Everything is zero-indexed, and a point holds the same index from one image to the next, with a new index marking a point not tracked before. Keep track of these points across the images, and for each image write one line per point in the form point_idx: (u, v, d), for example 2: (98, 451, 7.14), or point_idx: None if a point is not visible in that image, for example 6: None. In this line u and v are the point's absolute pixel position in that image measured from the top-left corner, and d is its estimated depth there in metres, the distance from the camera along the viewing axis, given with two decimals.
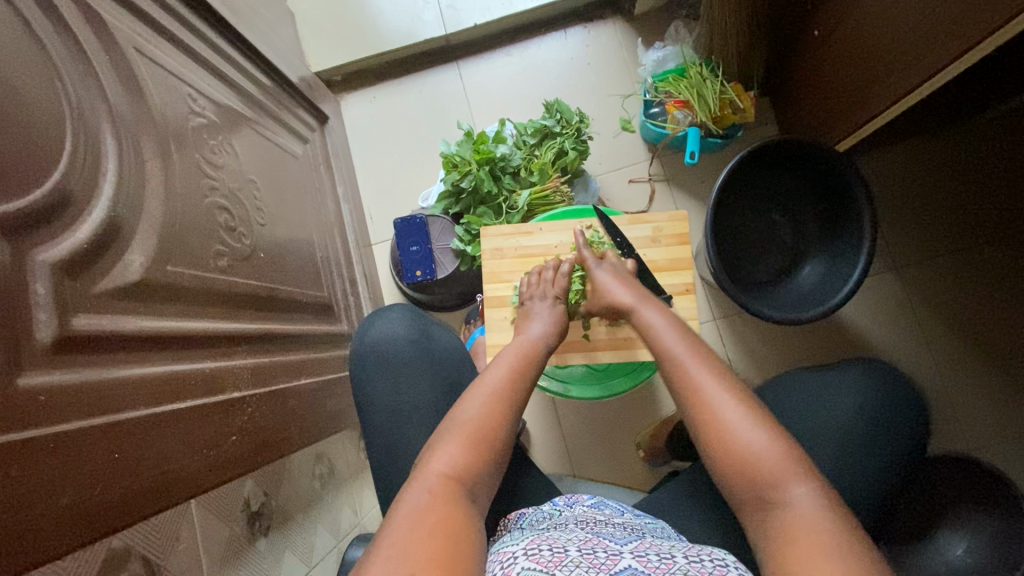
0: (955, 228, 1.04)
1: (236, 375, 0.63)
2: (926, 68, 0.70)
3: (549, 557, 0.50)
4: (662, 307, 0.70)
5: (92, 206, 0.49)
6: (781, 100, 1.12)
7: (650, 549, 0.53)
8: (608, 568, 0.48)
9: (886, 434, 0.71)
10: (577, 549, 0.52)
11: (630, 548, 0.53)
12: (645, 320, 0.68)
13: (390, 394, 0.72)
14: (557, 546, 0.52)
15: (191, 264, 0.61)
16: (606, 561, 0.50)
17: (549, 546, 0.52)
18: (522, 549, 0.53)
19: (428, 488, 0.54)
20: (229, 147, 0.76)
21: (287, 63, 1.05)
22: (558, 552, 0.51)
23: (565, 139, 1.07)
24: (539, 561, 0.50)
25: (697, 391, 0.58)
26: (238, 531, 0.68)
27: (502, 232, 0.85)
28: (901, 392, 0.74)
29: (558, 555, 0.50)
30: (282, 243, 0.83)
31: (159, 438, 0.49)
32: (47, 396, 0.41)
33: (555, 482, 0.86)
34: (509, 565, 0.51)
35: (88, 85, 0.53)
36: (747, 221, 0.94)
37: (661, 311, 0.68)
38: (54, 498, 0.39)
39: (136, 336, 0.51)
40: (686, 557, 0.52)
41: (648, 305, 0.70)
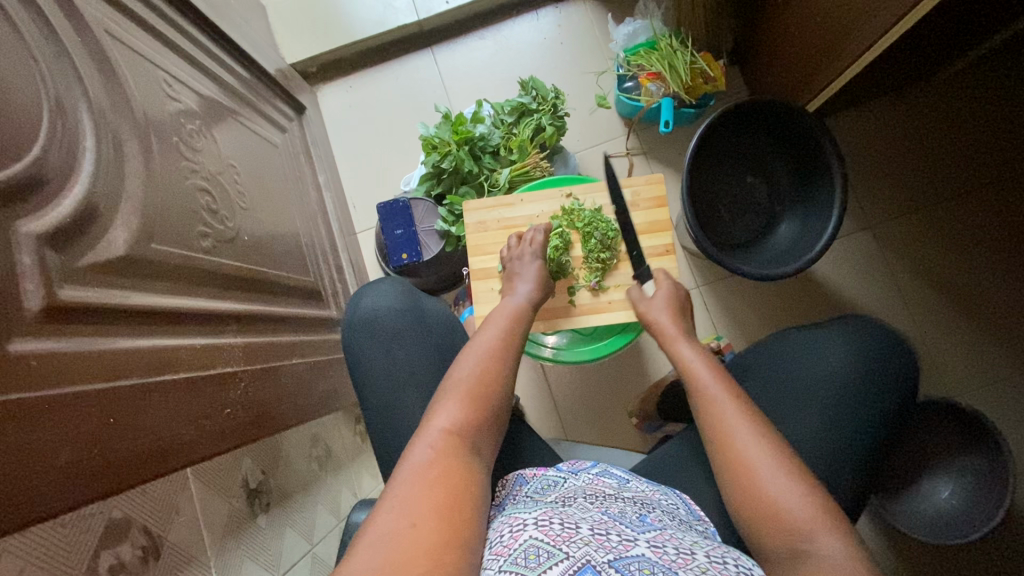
0: (923, 183, 1.07)
1: (227, 351, 0.63)
2: (881, 24, 0.73)
3: (558, 531, 0.50)
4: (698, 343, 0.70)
5: (72, 183, 0.50)
6: (750, 69, 1.15)
7: (669, 540, 0.52)
8: (618, 552, 0.48)
9: (883, 387, 0.69)
10: (589, 528, 0.51)
11: (647, 536, 0.52)
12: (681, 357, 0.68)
13: (385, 364, 0.73)
14: (568, 521, 0.52)
15: (176, 243, 0.62)
16: (618, 545, 0.49)
17: (561, 520, 0.52)
18: (533, 518, 0.54)
19: (431, 443, 0.55)
20: (208, 133, 0.76)
21: (261, 53, 1.05)
22: (569, 528, 0.51)
23: (541, 116, 1.08)
24: (548, 533, 0.50)
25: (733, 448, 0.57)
26: (239, 507, 0.69)
27: (483, 206, 0.86)
28: (895, 344, 0.72)
29: (568, 531, 0.50)
30: (266, 228, 0.84)
31: (151, 406, 0.49)
32: (39, 360, 0.41)
33: (551, 446, 0.88)
34: (517, 531, 0.52)
35: (63, 66, 0.54)
36: (725, 184, 0.96)
37: (692, 357, 0.67)
38: (52, 457, 0.40)
39: (125, 309, 0.51)
40: (706, 556, 0.50)
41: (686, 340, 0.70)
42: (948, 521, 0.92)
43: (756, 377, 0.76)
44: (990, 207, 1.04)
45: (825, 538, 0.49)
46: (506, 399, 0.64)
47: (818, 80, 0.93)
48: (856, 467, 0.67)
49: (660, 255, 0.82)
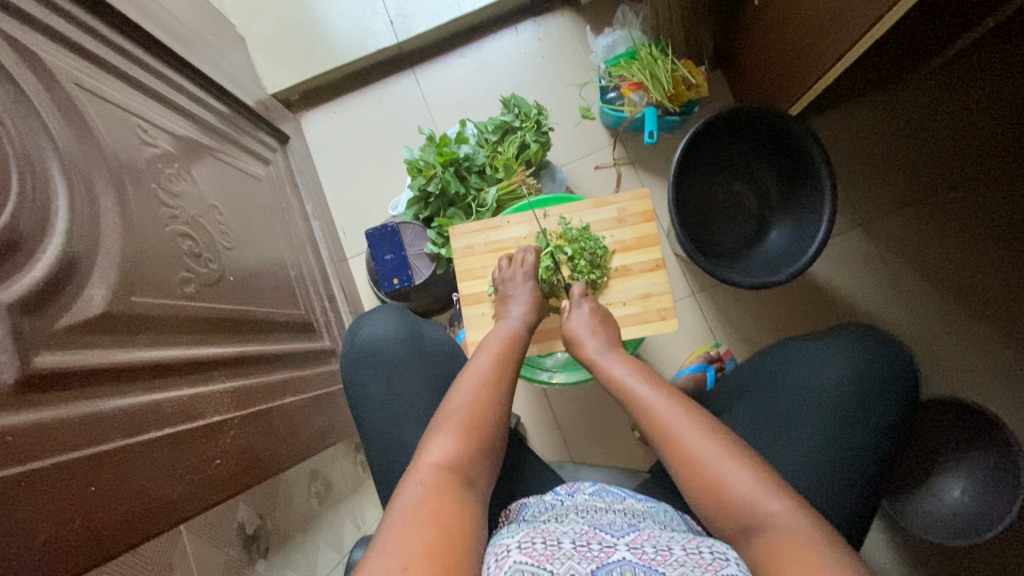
0: (916, 179, 1.06)
1: (215, 399, 0.62)
2: (862, 23, 0.72)
3: (541, 550, 0.49)
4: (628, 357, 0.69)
5: (46, 244, 0.49)
6: (733, 73, 1.14)
7: (647, 540, 0.51)
8: (600, 561, 0.47)
9: (889, 400, 0.68)
10: (570, 542, 0.50)
11: (626, 539, 0.51)
12: (613, 376, 0.66)
13: (386, 395, 0.73)
14: (551, 538, 0.51)
15: (158, 293, 0.61)
16: (599, 553, 0.48)
17: (542, 539, 0.51)
18: (517, 541, 0.52)
19: (422, 479, 0.54)
20: (187, 175, 0.76)
21: (240, 87, 1.05)
22: (551, 544, 0.50)
23: (525, 132, 1.07)
24: (531, 554, 0.49)
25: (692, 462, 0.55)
26: (235, 554, 0.67)
27: (470, 229, 0.85)
28: (896, 355, 0.70)
29: (550, 548, 0.49)
30: (251, 265, 0.83)
31: (137, 468, 0.49)
32: (14, 436, 0.40)
33: (556, 468, 0.86)
34: (502, 559, 0.50)
35: (30, 124, 0.53)
36: (711, 193, 0.96)
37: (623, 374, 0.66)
38: (31, 535, 0.39)
39: (105, 368, 0.50)
40: (684, 549, 0.49)
41: (614, 356, 0.69)
42: (949, 520, 0.91)
43: (757, 388, 0.75)
44: (983, 200, 1.03)
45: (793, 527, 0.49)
46: (499, 429, 0.63)
47: (797, 86, 0.93)
48: (866, 482, 0.66)
49: (651, 270, 0.81)
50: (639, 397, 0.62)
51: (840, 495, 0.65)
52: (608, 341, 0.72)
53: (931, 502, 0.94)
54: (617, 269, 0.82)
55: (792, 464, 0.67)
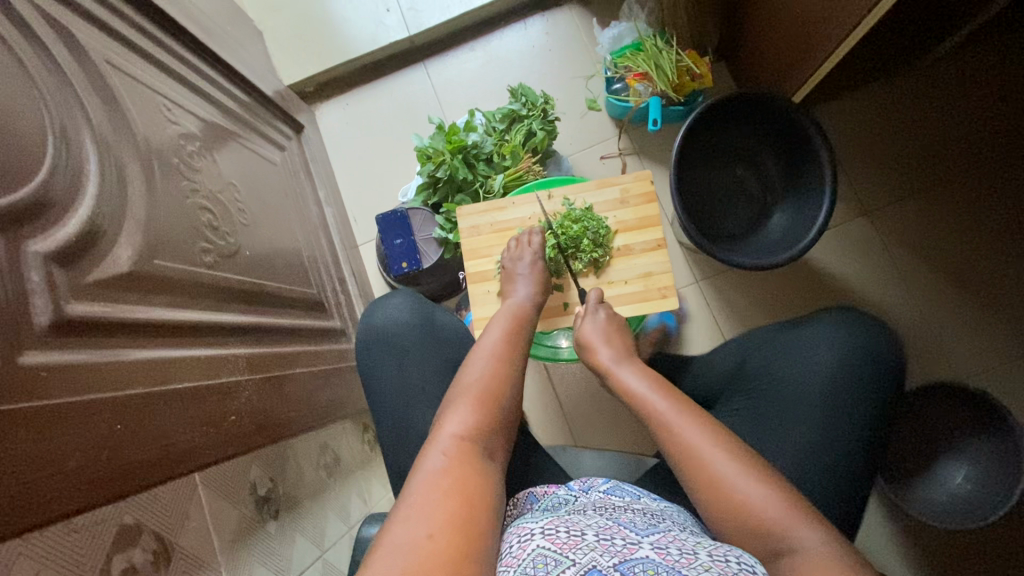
0: (918, 167, 1.07)
1: (232, 361, 0.65)
2: (861, 7, 0.74)
3: (565, 539, 0.51)
4: (640, 365, 0.70)
5: (78, 205, 0.52)
6: (737, 64, 1.16)
7: (673, 544, 0.52)
8: (623, 555, 0.48)
9: (879, 375, 0.71)
10: (594, 534, 0.52)
11: (651, 540, 0.52)
12: (624, 384, 0.67)
13: (398, 377, 0.75)
14: (574, 529, 0.53)
15: (179, 259, 0.64)
16: (622, 548, 0.49)
17: (566, 528, 0.53)
18: (541, 527, 0.54)
19: (444, 450, 0.56)
20: (207, 154, 0.79)
21: (258, 77, 1.09)
22: (575, 535, 0.51)
23: (532, 121, 1.10)
24: (554, 541, 0.50)
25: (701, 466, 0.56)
26: (248, 513, 0.70)
27: (477, 210, 0.88)
28: (882, 338, 0.72)
29: (574, 538, 0.51)
30: (266, 242, 0.86)
31: (159, 416, 0.51)
32: (47, 371, 0.43)
33: (557, 454, 0.87)
34: (525, 541, 0.52)
35: (65, 95, 0.56)
36: (713, 179, 0.98)
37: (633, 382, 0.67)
38: (62, 463, 0.41)
39: (130, 321, 0.53)
40: (710, 555, 0.49)
41: (625, 364, 0.70)
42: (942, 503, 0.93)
43: (752, 377, 0.77)
44: (982, 190, 1.04)
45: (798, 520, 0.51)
46: (512, 402, 0.65)
47: (799, 73, 0.95)
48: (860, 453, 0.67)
49: (653, 249, 0.83)
50: (653, 409, 0.62)
51: (827, 469, 0.68)
52: (621, 350, 0.72)
53: (926, 485, 0.96)
54: (620, 249, 0.84)
55: (784, 440, 0.70)
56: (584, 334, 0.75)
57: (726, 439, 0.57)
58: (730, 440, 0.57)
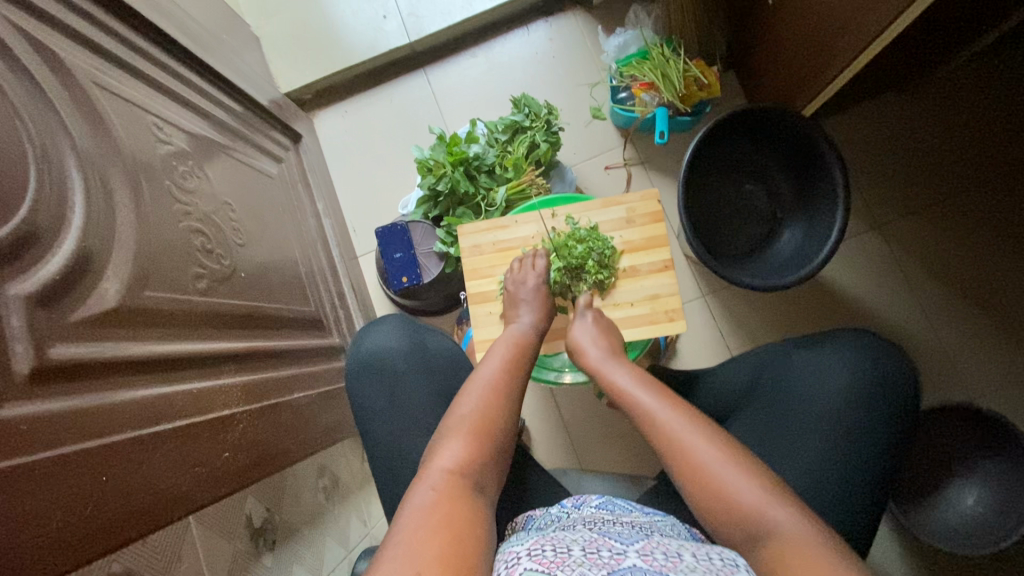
0: (931, 181, 1.04)
1: (226, 393, 0.63)
2: (880, 20, 0.71)
3: (551, 557, 0.48)
4: (630, 364, 0.70)
5: (62, 239, 0.50)
6: (745, 72, 1.13)
7: (657, 548, 0.50)
8: (611, 567, 0.46)
9: (890, 409, 0.69)
10: (580, 549, 0.49)
11: (635, 547, 0.51)
12: (614, 383, 0.67)
13: (389, 406, 0.73)
14: (559, 546, 0.50)
15: (170, 288, 0.62)
16: (609, 560, 0.47)
17: (551, 547, 0.50)
18: (526, 550, 0.51)
19: (433, 484, 0.55)
20: (201, 173, 0.77)
21: (254, 86, 1.06)
22: (560, 551, 0.49)
23: (535, 132, 1.08)
24: (541, 561, 0.47)
25: (689, 459, 0.56)
26: (243, 547, 0.68)
27: (478, 228, 0.85)
28: (895, 364, 0.71)
29: (560, 554, 0.48)
30: (262, 262, 0.84)
31: (147, 460, 0.50)
32: (28, 425, 0.41)
33: (558, 475, 0.85)
34: (511, 566, 0.48)
35: (49, 121, 0.54)
36: (721, 195, 0.95)
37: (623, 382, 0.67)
38: (43, 523, 0.40)
39: (118, 360, 0.51)
40: (693, 555, 0.48)
41: (615, 363, 0.70)
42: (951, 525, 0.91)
43: (758, 397, 0.76)
44: (996, 207, 1.01)
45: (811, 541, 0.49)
46: (507, 435, 0.64)
47: (812, 86, 0.92)
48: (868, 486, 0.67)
49: (659, 271, 0.81)
50: (643, 407, 0.62)
51: (828, 496, 0.67)
52: (611, 349, 0.72)
53: (935, 507, 0.94)
54: (626, 270, 0.81)
55: (792, 470, 0.69)
56: (575, 335, 0.75)
57: (740, 456, 0.55)
58: (745, 456, 0.55)
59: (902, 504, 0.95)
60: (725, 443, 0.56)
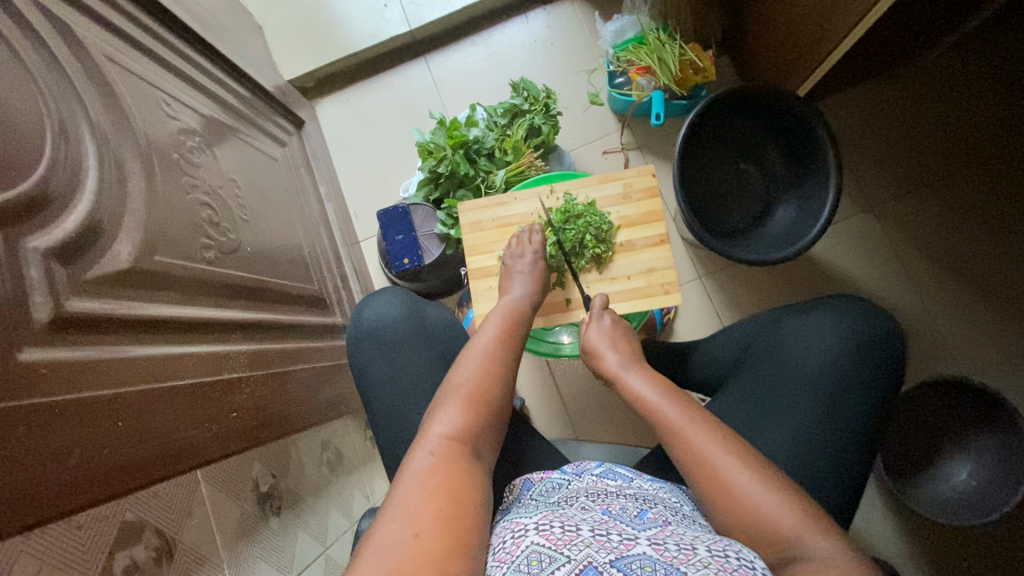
0: (923, 161, 1.06)
1: (233, 358, 0.65)
2: (866, 0, 0.73)
3: (559, 535, 0.51)
4: (648, 370, 0.70)
5: (77, 201, 0.52)
6: (741, 57, 1.15)
7: (670, 538, 0.52)
8: (619, 552, 0.48)
9: (879, 372, 0.72)
10: (589, 530, 0.52)
11: (648, 535, 0.52)
12: (633, 390, 0.68)
13: (389, 372, 0.75)
14: (569, 524, 0.53)
15: (180, 255, 0.64)
16: (618, 545, 0.49)
17: (560, 523, 0.53)
18: (534, 523, 0.54)
19: (431, 450, 0.56)
20: (208, 150, 0.79)
21: (258, 72, 1.08)
22: (569, 530, 0.51)
23: (534, 116, 1.09)
24: (549, 537, 0.50)
25: (713, 472, 0.56)
26: (251, 509, 0.70)
27: (478, 205, 0.87)
28: (883, 328, 0.74)
29: (568, 533, 0.51)
30: (268, 239, 0.86)
31: (160, 414, 0.51)
32: (49, 368, 0.43)
33: (560, 445, 0.87)
34: (519, 537, 0.52)
35: (64, 91, 0.56)
36: (717, 174, 0.97)
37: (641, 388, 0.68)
38: (64, 459, 0.41)
39: (131, 318, 0.53)
40: (709, 550, 0.49)
41: (633, 369, 0.70)
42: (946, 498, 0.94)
43: (751, 365, 0.78)
44: (986, 185, 1.03)
45: (814, 535, 0.51)
46: (503, 402, 0.65)
47: (805, 66, 0.94)
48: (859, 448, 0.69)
49: (655, 245, 0.83)
50: (662, 416, 0.63)
51: (815, 454, 0.69)
52: (629, 354, 0.73)
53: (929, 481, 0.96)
54: (623, 244, 0.83)
55: (783, 433, 0.71)
56: (591, 339, 0.76)
57: (725, 436, 0.59)
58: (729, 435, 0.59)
59: (895, 474, 0.98)
60: (750, 460, 0.57)
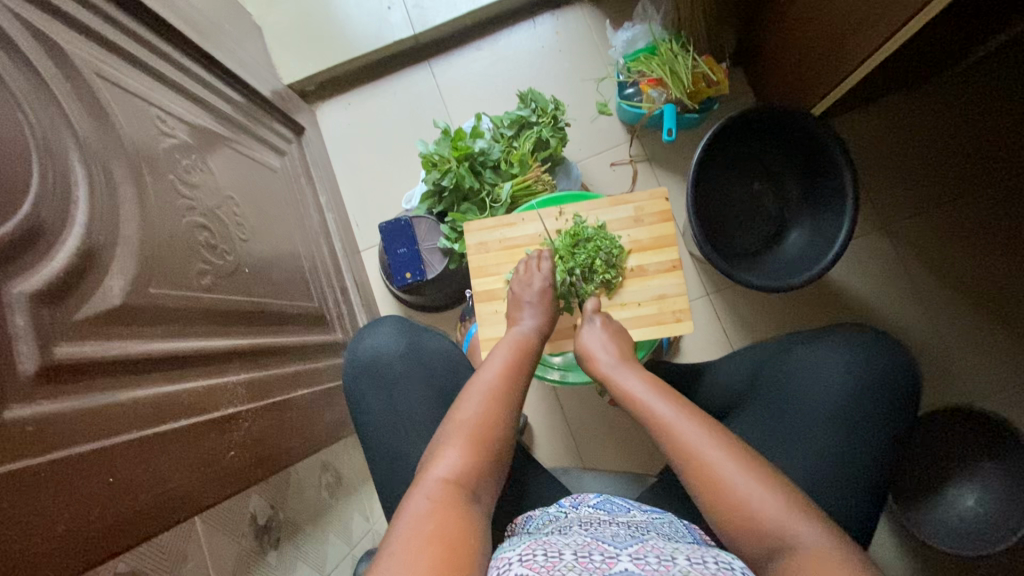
0: (939, 181, 1.04)
1: (231, 391, 0.63)
2: (889, 26, 0.71)
3: (542, 563, 0.48)
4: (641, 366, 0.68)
5: (66, 235, 0.49)
6: (755, 69, 1.12)
7: (650, 551, 0.51)
8: (602, 572, 0.46)
9: (892, 405, 0.70)
10: (572, 553, 0.50)
11: (629, 550, 0.51)
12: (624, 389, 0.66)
13: (386, 409, 0.73)
14: (552, 551, 0.51)
15: (175, 285, 0.61)
16: (600, 564, 0.48)
17: (544, 551, 0.51)
18: (518, 554, 0.51)
19: (428, 493, 0.54)
20: (204, 166, 0.75)
21: (256, 78, 1.05)
22: (553, 557, 0.49)
23: (542, 128, 1.06)
24: (533, 567, 0.48)
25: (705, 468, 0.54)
26: (248, 544, 0.68)
27: (485, 226, 0.84)
28: (898, 359, 0.72)
29: (552, 560, 0.49)
30: (266, 257, 0.83)
31: (154, 460, 0.49)
32: (35, 426, 0.41)
33: (561, 474, 0.86)
34: (503, 572, 0.49)
35: (52, 115, 0.53)
36: (728, 193, 0.95)
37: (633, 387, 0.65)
38: (52, 525, 0.39)
39: (123, 359, 0.51)
40: (687, 559, 0.49)
41: (625, 367, 0.68)
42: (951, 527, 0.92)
43: (760, 393, 0.76)
44: (998, 207, 1.01)
45: None
46: (507, 441, 0.63)
47: (821, 85, 0.91)
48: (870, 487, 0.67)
49: (667, 271, 0.80)
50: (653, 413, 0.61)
51: (826, 491, 0.67)
52: (620, 352, 0.71)
53: (935, 508, 0.94)
54: (633, 269, 0.81)
55: (790, 467, 0.69)
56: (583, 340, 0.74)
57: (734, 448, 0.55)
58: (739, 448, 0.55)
59: (902, 501, 0.95)
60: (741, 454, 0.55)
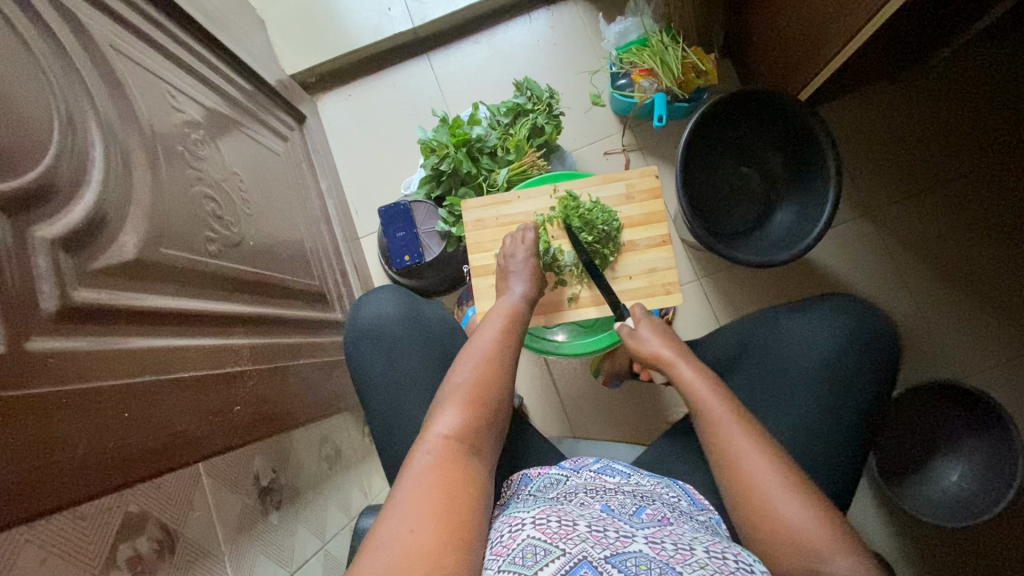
0: (920, 167, 1.08)
1: (236, 351, 0.65)
2: (867, 10, 0.74)
3: (555, 529, 0.51)
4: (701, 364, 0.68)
5: (83, 191, 0.52)
6: (743, 62, 1.17)
7: (667, 536, 0.53)
8: (615, 549, 0.49)
9: (874, 368, 0.73)
10: (587, 525, 0.52)
11: (645, 532, 0.53)
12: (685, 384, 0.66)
13: (387, 373, 0.75)
14: (566, 519, 0.53)
15: (184, 248, 0.64)
16: (615, 542, 0.50)
17: (558, 518, 0.53)
18: (532, 517, 0.54)
19: (429, 450, 0.56)
20: (211, 142, 0.78)
21: (261, 66, 1.08)
22: (566, 525, 0.52)
23: (537, 115, 1.10)
24: (546, 531, 0.51)
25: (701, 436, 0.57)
26: (251, 503, 0.70)
27: (481, 203, 0.87)
28: (879, 325, 0.75)
29: (565, 528, 0.51)
30: (269, 233, 0.85)
31: (165, 404, 0.51)
32: (56, 358, 0.43)
33: (556, 445, 0.88)
34: (516, 531, 0.53)
35: (71, 80, 0.56)
36: (717, 176, 0.98)
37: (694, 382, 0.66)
38: (70, 450, 0.41)
39: (137, 310, 0.53)
40: (706, 552, 0.50)
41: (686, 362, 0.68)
42: (936, 500, 0.95)
43: (747, 361, 0.79)
44: (977, 192, 1.05)
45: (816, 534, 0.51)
46: (504, 401, 0.65)
47: (805, 72, 0.95)
48: (853, 445, 0.71)
49: (657, 246, 0.83)
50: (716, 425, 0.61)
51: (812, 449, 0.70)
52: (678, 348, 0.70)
53: (922, 483, 0.97)
54: (625, 244, 0.84)
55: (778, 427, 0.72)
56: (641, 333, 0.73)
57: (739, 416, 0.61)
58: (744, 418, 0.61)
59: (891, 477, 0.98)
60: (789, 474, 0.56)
